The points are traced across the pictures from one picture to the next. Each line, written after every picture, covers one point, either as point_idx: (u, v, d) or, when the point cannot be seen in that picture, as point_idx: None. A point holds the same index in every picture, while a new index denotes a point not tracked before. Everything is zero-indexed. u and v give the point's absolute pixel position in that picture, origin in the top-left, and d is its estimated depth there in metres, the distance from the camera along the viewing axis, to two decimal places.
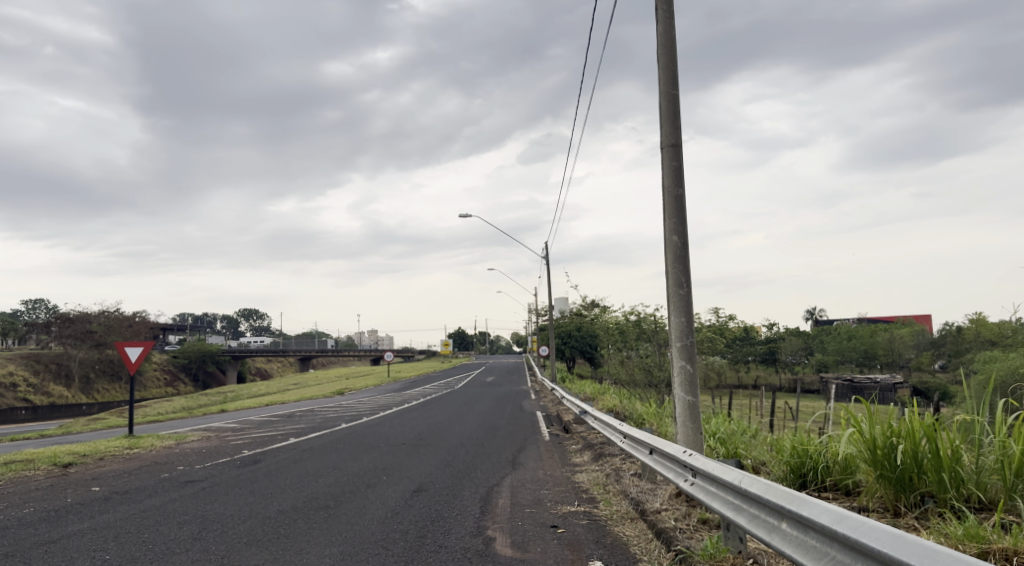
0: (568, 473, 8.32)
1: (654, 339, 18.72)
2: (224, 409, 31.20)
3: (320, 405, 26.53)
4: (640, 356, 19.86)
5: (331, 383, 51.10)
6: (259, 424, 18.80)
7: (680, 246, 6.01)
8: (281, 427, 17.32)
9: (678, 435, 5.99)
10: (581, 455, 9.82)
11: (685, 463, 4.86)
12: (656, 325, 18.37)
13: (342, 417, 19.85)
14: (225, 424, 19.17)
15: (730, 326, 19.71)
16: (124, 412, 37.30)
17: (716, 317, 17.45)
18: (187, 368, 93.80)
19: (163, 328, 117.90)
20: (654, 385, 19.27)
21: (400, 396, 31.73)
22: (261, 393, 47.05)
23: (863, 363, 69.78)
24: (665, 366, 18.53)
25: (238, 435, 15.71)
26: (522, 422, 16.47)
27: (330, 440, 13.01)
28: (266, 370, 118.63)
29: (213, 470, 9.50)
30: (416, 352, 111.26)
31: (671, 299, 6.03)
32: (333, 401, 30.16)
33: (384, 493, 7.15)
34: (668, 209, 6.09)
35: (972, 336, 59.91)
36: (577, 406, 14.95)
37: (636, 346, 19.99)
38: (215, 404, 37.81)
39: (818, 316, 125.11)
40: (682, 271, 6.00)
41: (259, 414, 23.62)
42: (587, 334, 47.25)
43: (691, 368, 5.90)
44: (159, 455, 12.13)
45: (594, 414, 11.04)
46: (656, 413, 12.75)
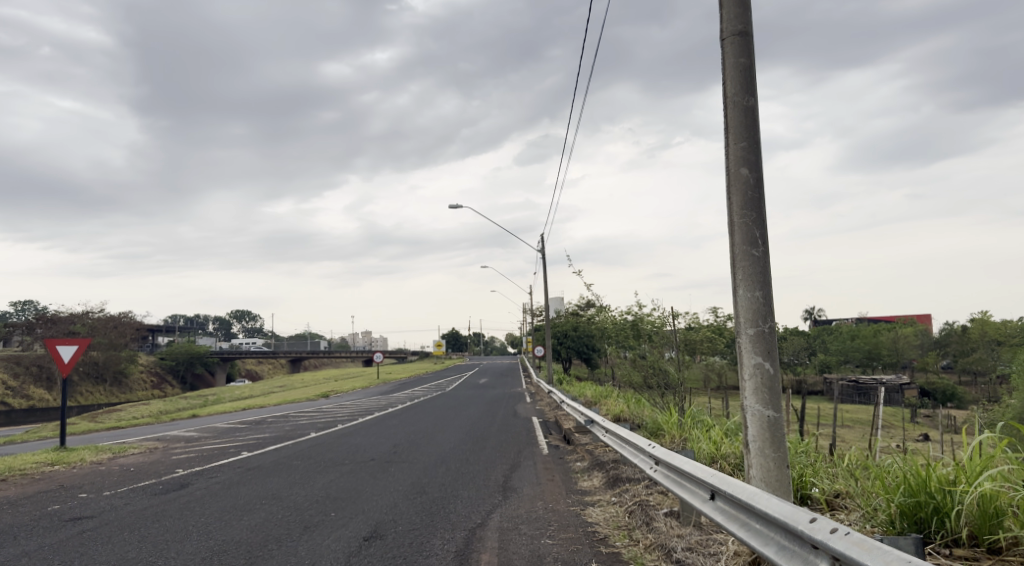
0: (575, 507, 6.30)
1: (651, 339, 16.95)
2: (196, 414, 29.21)
3: (296, 410, 24.32)
4: (638, 357, 17.98)
5: (318, 386, 49.01)
6: (221, 433, 16.58)
7: (754, 183, 4.01)
8: (242, 437, 15.17)
9: (750, 471, 3.95)
10: (590, 480, 7.76)
11: (814, 540, 2.78)
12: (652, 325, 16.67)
13: (316, 424, 17.75)
14: (182, 433, 16.91)
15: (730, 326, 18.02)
16: (97, 418, 35.00)
17: (713, 316, 15.84)
18: (174, 370, 91.61)
19: (152, 329, 115.57)
20: (653, 389, 17.40)
21: (385, 399, 29.52)
22: (244, 396, 44.81)
23: (867, 364, 67.75)
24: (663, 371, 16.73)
25: (188, 447, 13.52)
26: (515, 430, 14.49)
27: (287, 455, 10.90)
28: (255, 372, 116.33)
29: (121, 499, 7.40)
30: (409, 355, 108.96)
31: (735, 264, 4.04)
32: (313, 405, 27.97)
33: (320, 544, 5.12)
34: (733, 128, 4.10)
35: (977, 335, 57.85)
36: (580, 414, 12.93)
37: (637, 345, 18.10)
38: (192, 408, 35.73)
39: (815, 313, 122.63)
40: (756, 221, 3.99)
41: (228, 420, 21.51)
42: (585, 334, 45.15)
43: (772, 369, 3.88)
44: (78, 474, 9.92)
45: (604, 423, 9.03)
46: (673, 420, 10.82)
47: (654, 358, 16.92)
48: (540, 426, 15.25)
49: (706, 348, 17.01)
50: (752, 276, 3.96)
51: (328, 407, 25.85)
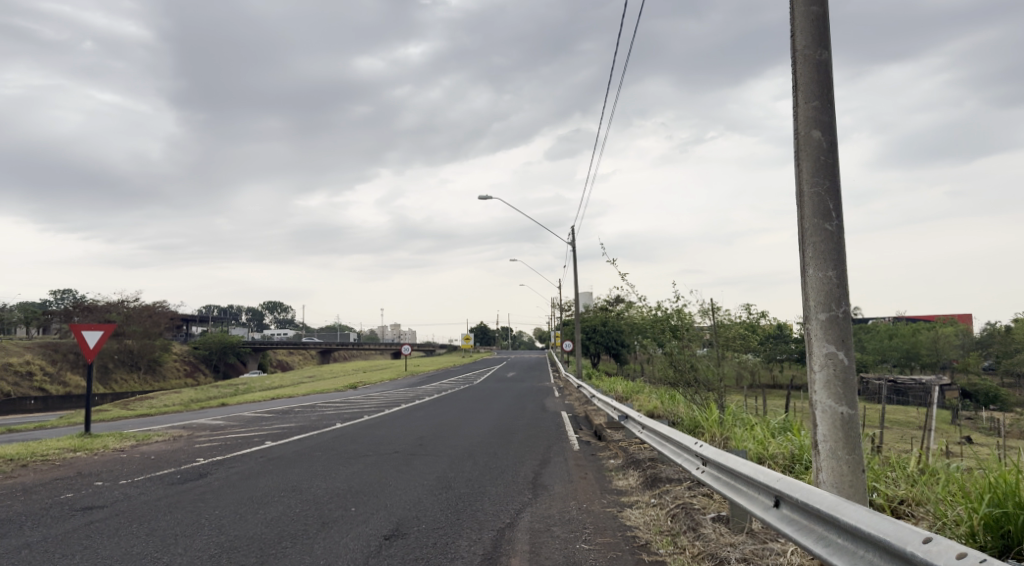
0: (611, 508, 5.87)
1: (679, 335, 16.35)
2: (224, 403, 29.35)
3: (322, 401, 24.17)
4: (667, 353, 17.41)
5: (346, 377, 49.24)
6: (246, 423, 16.47)
7: (828, 147, 3.50)
8: (267, 427, 15.01)
9: (820, 476, 3.45)
10: (624, 479, 7.31)
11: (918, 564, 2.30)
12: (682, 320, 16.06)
13: (341, 415, 17.55)
14: (208, 422, 16.82)
15: (764, 323, 17.28)
16: (129, 405, 35.51)
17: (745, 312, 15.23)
18: (207, 359, 93.13)
19: (186, 319, 117.76)
20: (683, 385, 16.81)
21: (413, 391, 29.25)
22: (273, 386, 45.24)
23: (905, 364, 65.54)
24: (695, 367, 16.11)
25: (211, 436, 13.36)
26: (545, 425, 14.09)
27: (310, 446, 10.63)
28: (286, 363, 117.93)
29: (136, 488, 7.15)
30: (437, 347, 109.28)
31: (802, 239, 3.55)
32: (340, 396, 27.86)
33: (338, 543, 4.76)
34: (803, 85, 3.60)
35: (1022, 334, 55.70)
36: (612, 410, 12.44)
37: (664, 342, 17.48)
38: (221, 397, 36.09)
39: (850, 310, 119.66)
40: (830, 190, 3.49)
41: (254, 409, 21.49)
42: (613, 329, 44.53)
43: (847, 359, 3.39)
44: (99, 461, 9.77)
45: (640, 419, 8.55)
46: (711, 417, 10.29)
47: (682, 355, 16.22)
48: (569, 421, 14.81)
49: (739, 346, 15.49)
50: (826, 251, 3.46)
51: (355, 398, 25.63)
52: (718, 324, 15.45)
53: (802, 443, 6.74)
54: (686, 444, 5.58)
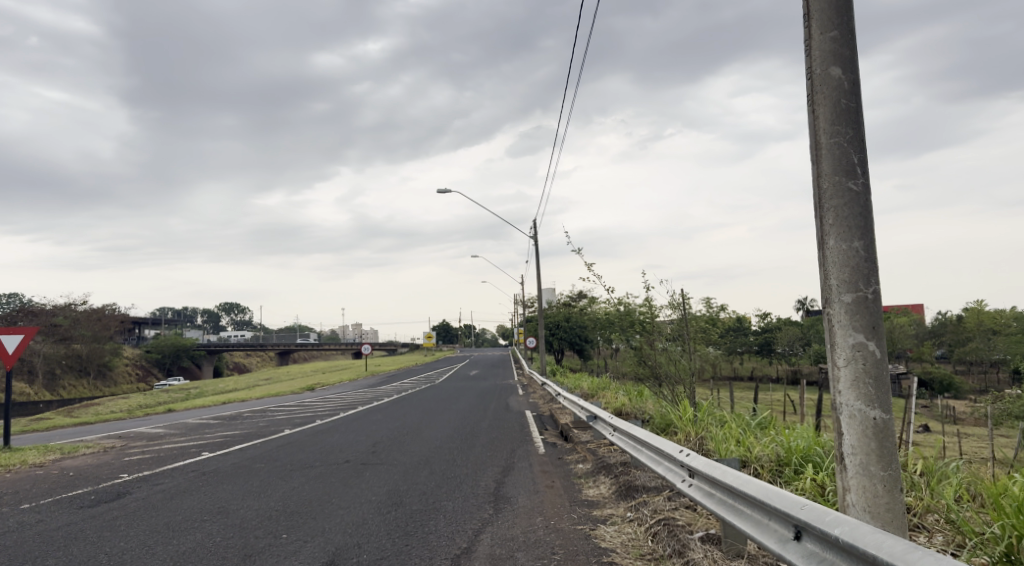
0: (582, 526, 5.15)
1: (642, 331, 15.79)
2: (170, 409, 27.75)
3: (275, 404, 22.93)
4: (632, 348, 16.82)
5: (304, 379, 47.70)
6: (189, 430, 15.30)
7: (850, 89, 2.82)
8: (210, 435, 13.93)
9: (851, 495, 2.75)
10: (596, 488, 6.62)
11: None
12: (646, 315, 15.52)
13: (292, 420, 16.50)
14: (148, 430, 15.61)
15: (726, 317, 16.84)
16: (71, 412, 33.53)
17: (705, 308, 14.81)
18: (160, 363, 89.69)
19: (137, 322, 113.50)
20: (647, 380, 16.27)
21: (372, 392, 28.12)
22: (227, 389, 43.55)
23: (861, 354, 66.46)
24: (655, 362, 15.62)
25: (147, 447, 12.20)
26: (507, 426, 13.34)
27: (251, 456, 9.67)
28: (243, 364, 114.82)
29: (35, 515, 6.11)
30: (399, 346, 107.73)
31: (818, 205, 2.88)
32: (295, 398, 26.66)
33: None
34: (818, 13, 2.91)
35: (973, 325, 56.88)
36: (578, 409, 11.74)
37: (629, 337, 16.88)
38: (170, 402, 34.36)
39: (811, 305, 121.37)
40: (855, 142, 2.81)
41: (201, 415, 20.23)
42: (577, 324, 43.97)
43: (878, 352, 2.73)
44: (8, 480, 8.61)
45: (610, 421, 7.84)
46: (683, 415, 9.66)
47: (648, 351, 15.51)
48: (534, 422, 14.08)
49: (702, 338, 15.37)
50: (850, 217, 2.78)
51: (311, 401, 24.47)
52: (677, 320, 14.94)
53: (788, 443, 6.14)
54: (666, 452, 4.90)
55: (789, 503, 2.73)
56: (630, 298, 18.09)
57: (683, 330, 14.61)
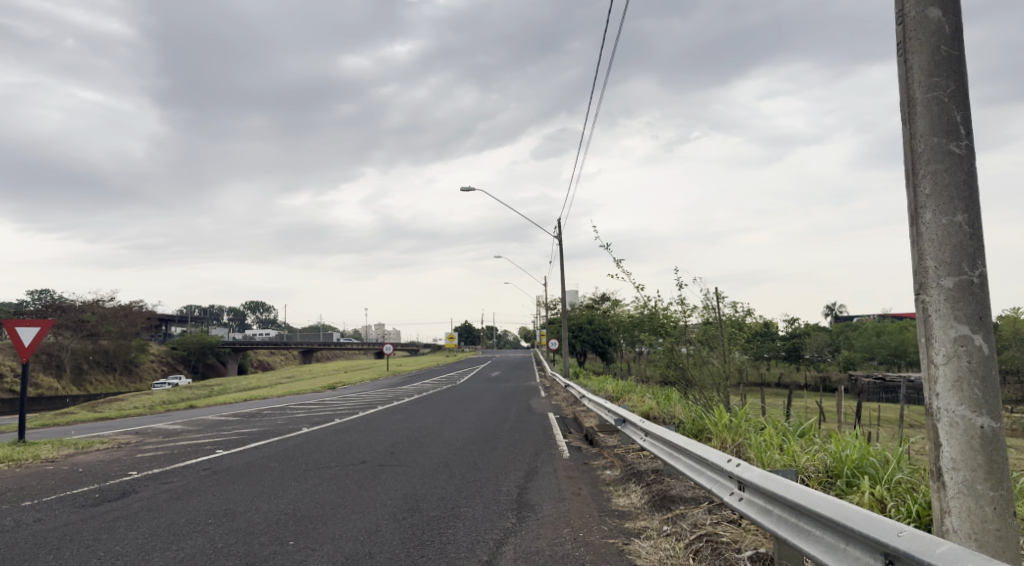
0: (615, 540, 4.74)
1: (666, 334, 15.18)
2: (192, 406, 27.76)
3: (295, 402, 22.82)
4: (656, 353, 16.20)
5: (325, 377, 47.72)
6: (206, 427, 15.11)
7: (951, 36, 2.40)
8: (226, 432, 13.71)
9: (953, 519, 2.29)
10: (627, 496, 6.19)
11: None
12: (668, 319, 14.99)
13: (311, 418, 16.28)
14: (166, 427, 15.46)
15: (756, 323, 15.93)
16: (96, 408, 33.79)
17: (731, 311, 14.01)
18: (186, 360, 90.82)
19: (164, 319, 115.10)
20: (673, 384, 15.70)
21: (391, 392, 27.85)
22: (250, 387, 43.69)
23: (891, 361, 64.69)
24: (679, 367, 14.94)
25: (161, 443, 11.98)
26: (530, 429, 12.94)
27: (267, 455, 9.39)
28: (267, 362, 115.90)
29: (33, 513, 5.82)
30: (421, 347, 107.75)
31: (906, 170, 2.47)
32: (315, 397, 26.54)
33: None
34: None
35: (1009, 333, 55.05)
36: (605, 413, 11.28)
37: (652, 341, 16.26)
38: (193, 399, 34.46)
39: (838, 310, 119.15)
40: (957, 95, 2.37)
41: (220, 412, 20.13)
42: (600, 327, 43.37)
43: (985, 346, 2.29)
44: (17, 475, 8.38)
45: (640, 425, 7.40)
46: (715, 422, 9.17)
47: (671, 356, 14.91)
48: (557, 425, 13.65)
49: (729, 343, 14.32)
50: (951, 184, 2.35)
51: (331, 400, 24.33)
52: (705, 323, 14.35)
53: (838, 453, 5.72)
54: (709, 461, 4.45)
55: (879, 529, 2.28)
56: (653, 301, 17.45)
57: (711, 333, 14.02)
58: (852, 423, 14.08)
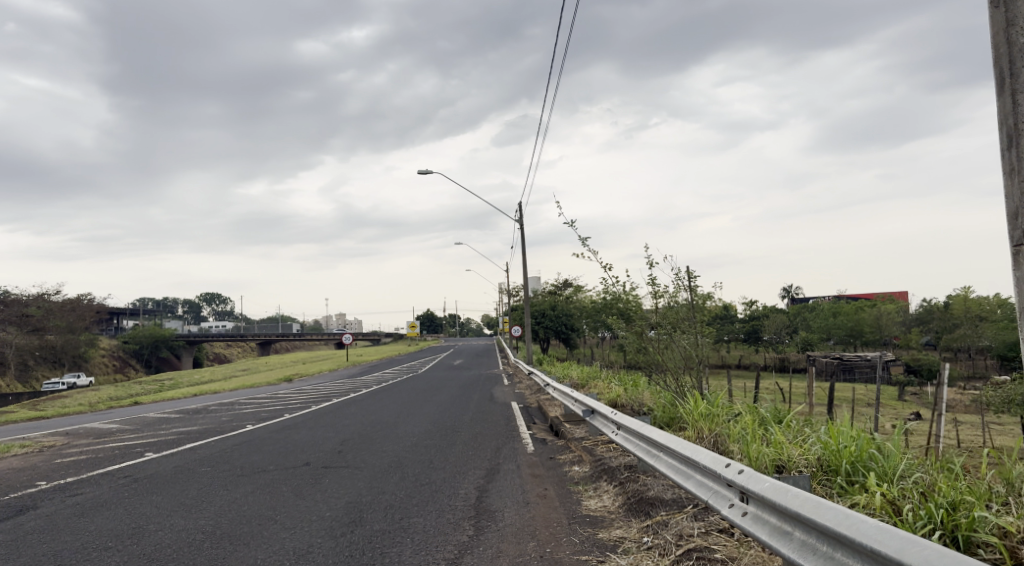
0: (586, 556, 4.05)
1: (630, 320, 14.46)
2: (137, 402, 26.25)
3: (246, 396, 21.64)
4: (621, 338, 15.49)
5: (281, 370, 46.22)
6: (144, 426, 13.99)
7: None
8: (164, 431, 12.64)
9: None
10: (599, 499, 5.51)
11: None
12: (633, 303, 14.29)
13: (261, 413, 15.30)
14: (102, 425, 14.32)
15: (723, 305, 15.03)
16: (34, 406, 31.83)
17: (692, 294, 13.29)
18: (138, 354, 87.33)
19: (114, 313, 110.72)
20: (640, 368, 15.15)
21: (350, 383, 26.88)
22: (203, 381, 42.02)
23: (848, 342, 65.87)
24: (645, 352, 14.30)
25: (89, 446, 10.86)
26: (493, 420, 12.29)
27: (204, 457, 8.45)
28: (224, 355, 112.73)
29: None
30: (383, 337, 106.11)
31: (1006, 56, 2.84)
32: (269, 390, 25.42)
33: None
34: None
35: (960, 311, 56.40)
36: (571, 402, 10.66)
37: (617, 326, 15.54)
38: (142, 394, 32.82)
39: (796, 292, 121.02)
40: None
41: (165, 408, 18.91)
42: (564, 312, 42.84)
43: None
44: None
45: (612, 415, 6.74)
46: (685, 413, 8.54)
47: (635, 342, 14.27)
48: (520, 414, 12.94)
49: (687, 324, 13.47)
50: None
51: (285, 392, 23.19)
52: (668, 305, 13.78)
53: (833, 445, 5.14)
54: (699, 464, 3.77)
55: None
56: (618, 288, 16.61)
57: (677, 315, 13.40)
58: (824, 404, 13.51)
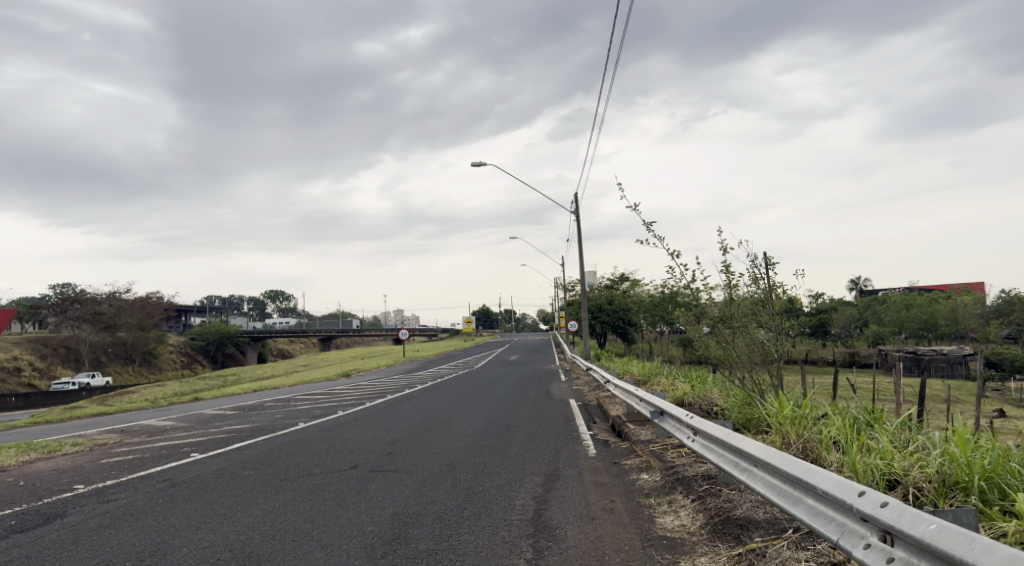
0: None
1: (689, 314, 13.21)
2: (198, 398, 26.71)
3: (302, 393, 21.64)
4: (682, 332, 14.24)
5: (339, 365, 46.74)
6: (197, 424, 13.94)
7: None
8: (215, 430, 12.52)
9: None
10: (676, 516, 4.79)
11: None
12: (691, 296, 13.15)
13: (313, 411, 15.08)
14: (158, 423, 14.37)
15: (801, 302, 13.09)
16: (104, 401, 32.97)
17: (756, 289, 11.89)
18: (204, 350, 90.34)
19: (183, 311, 115.08)
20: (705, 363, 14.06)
21: (405, 379, 26.72)
22: (264, 376, 42.93)
23: (921, 336, 62.32)
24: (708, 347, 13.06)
25: (138, 445, 10.74)
26: (550, 418, 11.64)
27: (248, 460, 8.11)
28: (286, 351, 115.77)
29: None
30: (439, 332, 106.67)
31: None
32: (325, 386, 25.49)
33: None
34: None
35: None
36: (635, 400, 9.90)
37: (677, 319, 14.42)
38: (203, 390, 33.57)
39: (864, 283, 115.46)
40: None
41: (222, 405, 19.03)
42: (621, 306, 41.63)
43: None
44: None
45: (685, 417, 5.96)
46: (763, 414, 7.61)
47: (695, 336, 13.18)
48: (579, 414, 12.24)
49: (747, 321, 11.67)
50: None
51: (340, 389, 23.10)
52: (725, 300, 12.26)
53: (959, 455, 4.26)
54: (819, 490, 3.00)
55: None
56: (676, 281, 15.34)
57: (734, 312, 11.78)
58: (919, 402, 11.88)
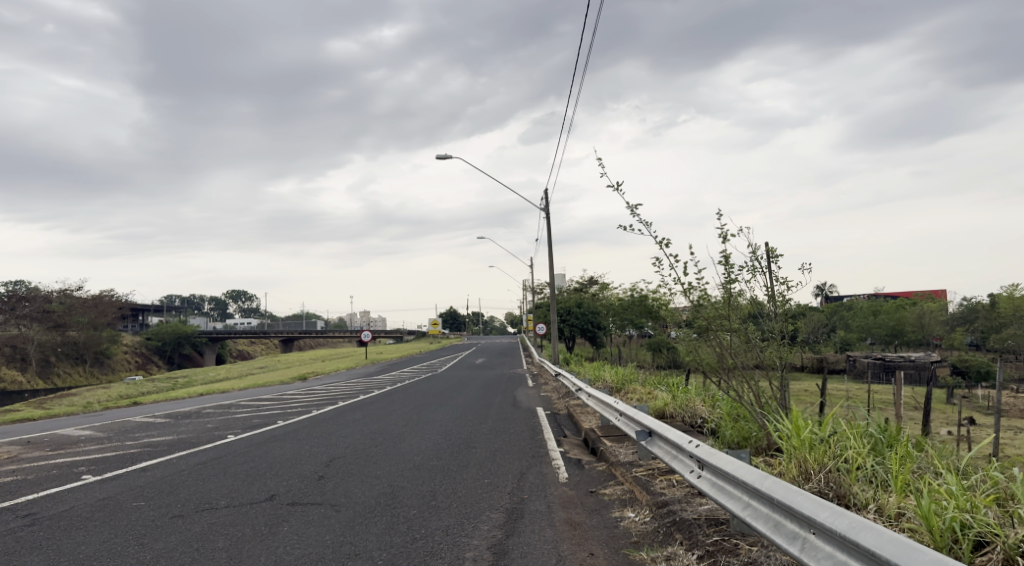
0: None
1: (663, 319, 11.91)
2: (138, 402, 24.70)
3: (249, 398, 19.98)
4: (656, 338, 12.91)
5: (299, 368, 44.89)
6: (116, 434, 12.25)
7: None
8: (133, 442, 10.91)
9: None
10: None
11: None
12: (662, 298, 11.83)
13: (252, 419, 13.51)
14: (73, 433, 12.66)
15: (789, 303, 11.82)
16: (39, 405, 30.51)
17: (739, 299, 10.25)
18: (161, 350, 86.78)
19: (140, 309, 110.64)
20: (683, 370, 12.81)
21: (363, 383, 25.17)
22: (217, 378, 40.78)
23: (887, 342, 62.56)
24: (684, 355, 11.77)
25: (35, 461, 9.14)
26: (513, 431, 10.31)
27: (146, 486, 6.62)
28: (247, 352, 112.52)
29: None
30: (405, 335, 104.61)
31: None
32: (277, 390, 23.88)
33: None
34: None
35: (1009, 310, 52.69)
36: (611, 412, 8.65)
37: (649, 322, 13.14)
38: (150, 394, 31.38)
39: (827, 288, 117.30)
40: None
41: (155, 411, 17.24)
42: (591, 309, 40.66)
43: None
44: None
45: (686, 445, 4.66)
46: (762, 436, 6.34)
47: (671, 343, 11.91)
48: (547, 425, 10.92)
49: (723, 328, 10.03)
50: None
51: (292, 394, 21.50)
52: (698, 304, 10.52)
53: None
54: None
55: None
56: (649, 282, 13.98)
57: (707, 317, 10.17)
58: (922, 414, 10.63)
